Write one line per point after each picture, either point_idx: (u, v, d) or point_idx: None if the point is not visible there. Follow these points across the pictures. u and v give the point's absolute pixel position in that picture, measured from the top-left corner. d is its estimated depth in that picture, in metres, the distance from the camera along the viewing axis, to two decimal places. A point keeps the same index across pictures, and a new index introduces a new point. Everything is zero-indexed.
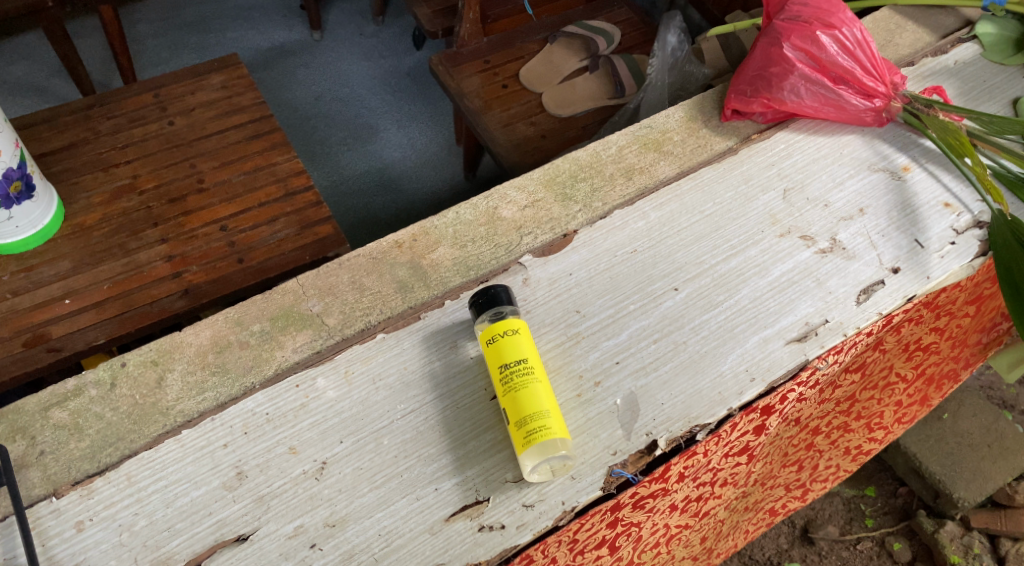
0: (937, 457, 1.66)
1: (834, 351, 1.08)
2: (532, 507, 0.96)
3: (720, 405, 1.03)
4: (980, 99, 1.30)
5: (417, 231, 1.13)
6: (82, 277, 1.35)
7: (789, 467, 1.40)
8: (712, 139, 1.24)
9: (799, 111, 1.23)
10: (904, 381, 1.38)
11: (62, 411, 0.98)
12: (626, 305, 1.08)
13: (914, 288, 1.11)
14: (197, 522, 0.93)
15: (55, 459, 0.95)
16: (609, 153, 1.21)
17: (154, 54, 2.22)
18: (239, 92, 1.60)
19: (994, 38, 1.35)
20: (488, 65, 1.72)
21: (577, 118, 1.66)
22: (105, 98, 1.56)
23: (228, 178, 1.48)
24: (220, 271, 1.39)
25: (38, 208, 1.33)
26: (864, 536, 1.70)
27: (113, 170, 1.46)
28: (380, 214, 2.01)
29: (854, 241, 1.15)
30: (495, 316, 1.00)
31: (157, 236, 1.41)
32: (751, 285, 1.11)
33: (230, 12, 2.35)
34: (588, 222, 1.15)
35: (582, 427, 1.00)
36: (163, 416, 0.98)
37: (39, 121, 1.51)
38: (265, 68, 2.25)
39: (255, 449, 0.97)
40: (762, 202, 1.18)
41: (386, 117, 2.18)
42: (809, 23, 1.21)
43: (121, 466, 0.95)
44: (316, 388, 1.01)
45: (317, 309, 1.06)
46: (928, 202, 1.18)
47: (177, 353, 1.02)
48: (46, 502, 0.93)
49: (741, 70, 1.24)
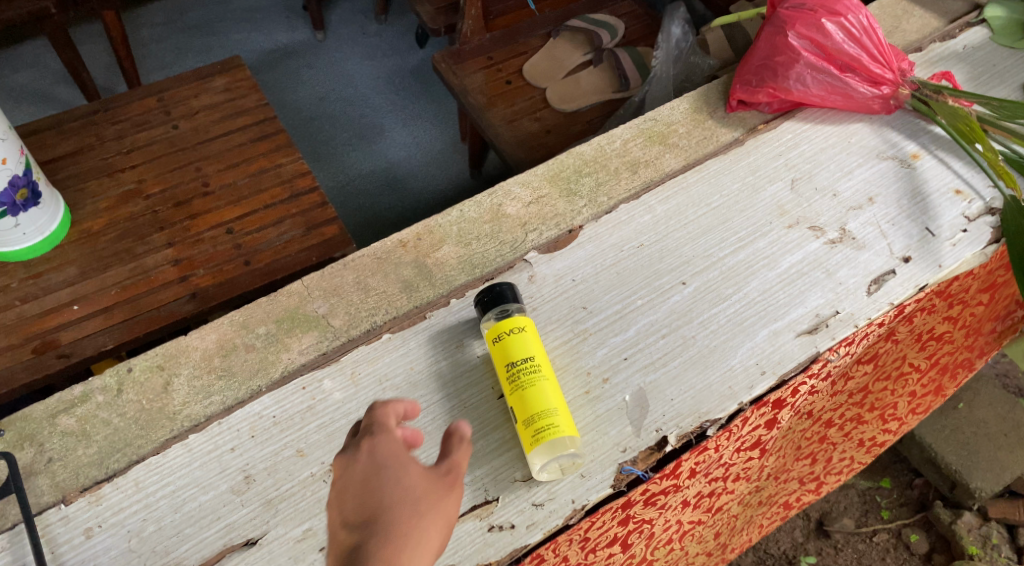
0: (953, 447, 1.64)
1: (845, 343, 1.06)
2: (543, 506, 0.95)
3: (731, 400, 1.01)
4: (990, 84, 1.28)
5: (421, 230, 1.12)
6: (90, 283, 1.35)
7: (802, 460, 1.38)
8: (718, 131, 1.22)
9: (806, 100, 1.21)
10: (917, 372, 1.36)
11: (69, 417, 0.97)
12: (633, 301, 1.07)
13: (926, 277, 1.10)
14: (206, 526, 0.93)
15: (63, 465, 0.95)
16: (613, 148, 1.20)
17: (158, 58, 2.22)
18: (243, 94, 1.60)
19: (1004, 22, 1.33)
20: (492, 61, 1.71)
21: (582, 112, 1.65)
22: (109, 102, 1.56)
23: (234, 180, 1.48)
24: (227, 273, 1.39)
25: (45, 214, 1.33)
26: (880, 528, 1.68)
27: (119, 175, 1.46)
28: (386, 214, 2.01)
29: (863, 231, 1.13)
30: (502, 313, 0.99)
31: (164, 240, 1.41)
32: (759, 277, 1.10)
33: (233, 15, 2.35)
34: (593, 217, 1.14)
35: (590, 425, 0.99)
36: (170, 421, 0.98)
37: (45, 127, 1.51)
38: (269, 69, 2.25)
39: (262, 452, 0.97)
40: (769, 193, 1.16)
41: (392, 116, 2.18)
42: (814, 11, 1.19)
43: (129, 472, 0.95)
44: (322, 390, 1.00)
45: (323, 310, 1.05)
46: (938, 190, 1.16)
47: (183, 357, 1.01)
48: (54, 509, 0.93)
49: (746, 60, 1.23)
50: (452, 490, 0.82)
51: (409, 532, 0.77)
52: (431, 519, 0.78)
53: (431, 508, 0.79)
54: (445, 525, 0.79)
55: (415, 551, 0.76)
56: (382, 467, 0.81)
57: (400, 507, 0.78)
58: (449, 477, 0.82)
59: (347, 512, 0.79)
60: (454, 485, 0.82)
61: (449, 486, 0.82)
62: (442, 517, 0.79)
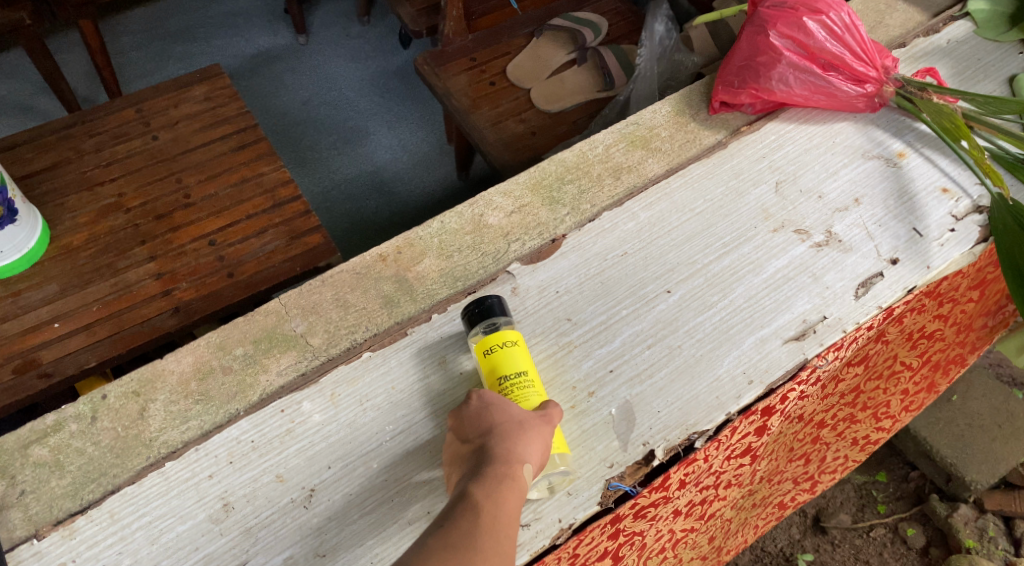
0: (949, 440, 1.63)
1: (833, 348, 1.04)
2: (529, 526, 0.93)
3: (718, 411, 1.00)
4: (975, 78, 1.26)
5: (402, 242, 1.09)
6: (70, 301, 1.33)
7: (795, 461, 1.37)
8: (701, 133, 1.20)
9: (789, 100, 1.19)
10: (909, 369, 1.35)
11: (42, 448, 0.95)
12: (617, 311, 1.05)
13: (914, 279, 1.08)
14: (183, 557, 0.91)
15: (36, 498, 0.93)
16: (595, 153, 1.18)
17: (138, 65, 2.19)
18: (222, 103, 1.57)
19: (988, 15, 1.31)
20: (475, 62, 1.68)
21: (567, 113, 1.62)
22: (86, 115, 1.53)
23: (216, 191, 1.45)
24: (210, 286, 1.36)
25: (22, 233, 1.30)
26: (878, 523, 1.66)
27: (98, 189, 1.44)
28: (373, 218, 1.99)
29: (850, 233, 1.11)
30: (489, 326, 0.97)
31: (145, 254, 1.38)
32: (745, 283, 1.08)
33: (214, 20, 2.32)
34: (576, 225, 1.12)
35: (577, 440, 0.98)
36: (146, 448, 0.95)
37: (21, 142, 1.48)
38: (251, 75, 2.22)
39: (241, 479, 0.95)
40: (753, 197, 1.14)
41: (375, 119, 2.15)
42: (795, 9, 1.16)
43: (104, 503, 0.93)
44: (301, 412, 0.98)
45: (301, 329, 1.03)
46: (925, 188, 1.15)
47: (159, 382, 0.99)
48: (27, 544, 0.91)
49: (727, 61, 1.20)
50: (550, 425, 0.90)
51: (519, 433, 0.88)
52: (538, 427, 0.89)
53: (535, 424, 0.89)
54: (547, 442, 0.89)
55: (528, 444, 0.87)
56: (489, 404, 0.90)
57: (509, 421, 0.89)
58: (547, 415, 0.91)
59: (463, 430, 0.91)
60: (550, 418, 0.91)
61: (548, 421, 0.90)
62: (549, 427, 0.90)
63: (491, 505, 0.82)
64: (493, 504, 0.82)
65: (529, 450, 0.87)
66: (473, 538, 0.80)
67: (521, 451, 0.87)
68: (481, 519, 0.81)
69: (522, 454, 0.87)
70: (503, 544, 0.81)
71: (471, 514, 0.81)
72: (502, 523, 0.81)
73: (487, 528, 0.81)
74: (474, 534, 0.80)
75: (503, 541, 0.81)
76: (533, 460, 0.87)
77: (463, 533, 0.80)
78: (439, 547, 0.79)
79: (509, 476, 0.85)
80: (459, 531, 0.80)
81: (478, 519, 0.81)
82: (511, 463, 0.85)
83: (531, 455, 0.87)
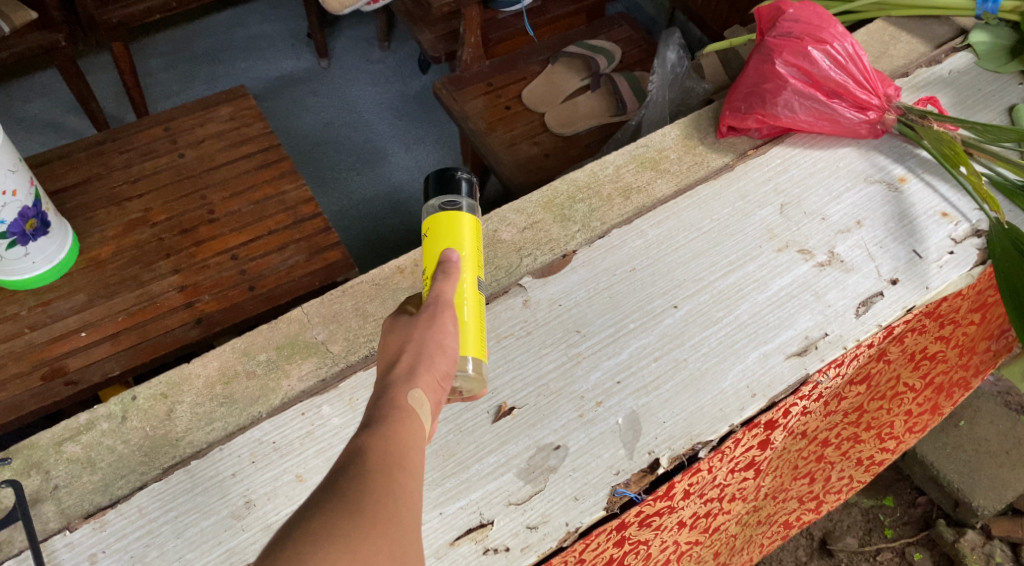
0: (955, 465, 1.64)
1: (834, 364, 1.08)
2: (537, 528, 0.97)
3: (722, 422, 1.03)
4: (976, 108, 1.30)
5: (419, 256, 1.15)
6: (97, 310, 1.38)
7: (800, 480, 1.40)
8: (709, 156, 1.26)
9: (794, 126, 1.24)
10: (912, 391, 1.38)
11: (75, 445, 1.00)
12: (625, 325, 1.09)
13: (913, 299, 1.12)
14: (207, 551, 0.95)
15: (68, 493, 0.97)
16: (606, 174, 1.23)
17: (165, 87, 2.27)
18: (248, 122, 1.64)
19: (988, 47, 1.36)
20: (491, 87, 1.74)
21: (580, 136, 1.67)
22: (117, 133, 1.60)
23: (239, 208, 1.51)
24: (231, 299, 1.42)
25: (54, 244, 1.36)
26: (884, 547, 1.68)
27: (126, 204, 1.50)
28: (390, 236, 2.04)
29: (852, 254, 1.15)
30: (446, 204, 0.91)
31: (170, 267, 1.44)
32: (749, 300, 1.12)
33: (239, 44, 2.40)
34: (586, 242, 1.16)
35: (584, 448, 1.01)
36: (173, 447, 1.00)
37: (54, 158, 1.55)
38: (273, 96, 2.29)
39: (263, 477, 0.99)
40: (758, 217, 1.18)
41: (394, 141, 2.21)
42: (801, 39, 1.22)
43: (132, 499, 0.97)
44: (321, 415, 1.02)
45: (322, 337, 1.08)
46: (925, 213, 1.19)
47: (185, 385, 1.04)
48: (60, 536, 0.95)
49: (735, 88, 1.26)
50: (438, 319, 0.84)
51: (406, 353, 0.81)
52: (421, 338, 0.82)
53: (418, 337, 0.82)
54: (438, 344, 0.82)
55: (416, 367, 0.80)
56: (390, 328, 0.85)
57: (397, 346, 0.82)
58: (433, 311, 0.84)
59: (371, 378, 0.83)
60: (436, 313, 0.84)
61: (431, 317, 0.84)
62: (435, 330, 0.83)
63: (380, 442, 0.73)
64: (383, 440, 0.73)
65: (414, 370, 0.80)
66: (364, 479, 0.70)
67: (403, 377, 0.79)
68: (370, 459, 0.71)
69: (407, 380, 0.79)
70: (400, 480, 0.71)
71: (358, 458, 0.71)
72: (394, 456, 0.72)
73: (378, 467, 0.71)
74: (364, 476, 0.70)
75: (400, 477, 0.71)
76: (423, 378, 0.80)
77: (350, 477, 0.70)
78: (328, 496, 0.68)
79: (396, 406, 0.77)
80: (345, 475, 0.70)
81: (367, 461, 0.71)
82: (397, 392, 0.78)
83: (418, 377, 0.80)
